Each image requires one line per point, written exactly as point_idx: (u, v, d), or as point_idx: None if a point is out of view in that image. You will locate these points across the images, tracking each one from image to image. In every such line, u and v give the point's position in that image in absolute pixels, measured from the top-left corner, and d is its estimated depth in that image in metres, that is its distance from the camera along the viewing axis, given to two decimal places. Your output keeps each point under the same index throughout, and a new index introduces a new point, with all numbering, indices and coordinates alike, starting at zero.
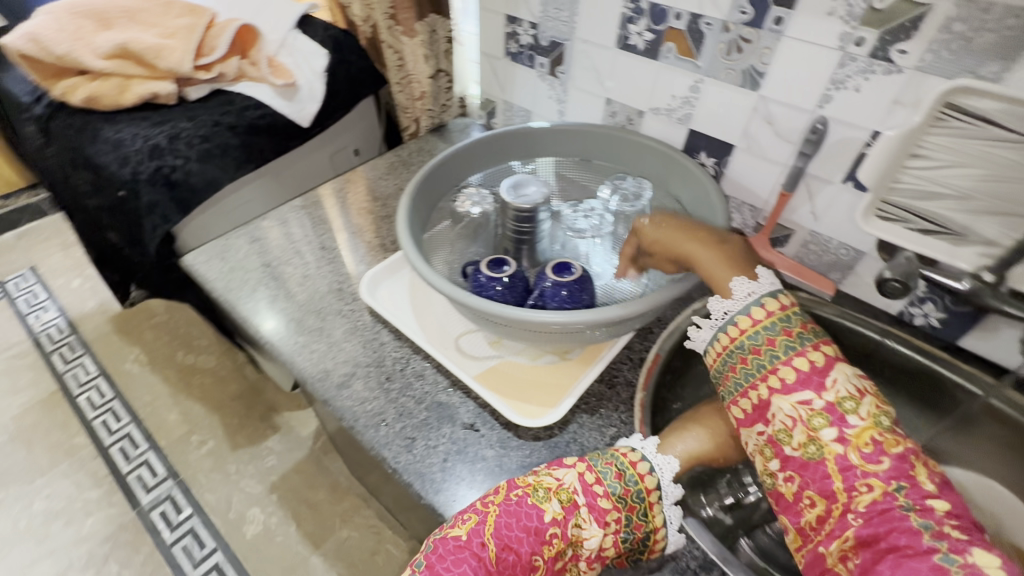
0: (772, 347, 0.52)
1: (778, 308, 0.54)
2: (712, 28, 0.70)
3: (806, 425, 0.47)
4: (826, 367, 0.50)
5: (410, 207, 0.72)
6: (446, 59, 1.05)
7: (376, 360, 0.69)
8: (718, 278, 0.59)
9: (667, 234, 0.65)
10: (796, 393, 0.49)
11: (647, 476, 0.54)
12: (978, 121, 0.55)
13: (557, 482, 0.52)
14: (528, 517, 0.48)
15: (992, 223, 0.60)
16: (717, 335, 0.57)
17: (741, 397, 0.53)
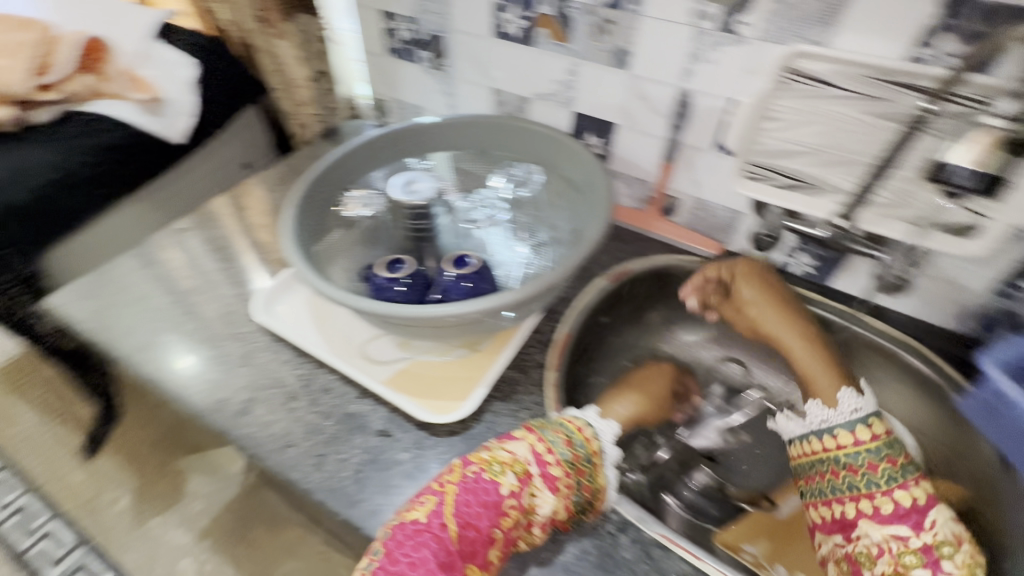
0: (870, 472, 0.54)
1: (874, 435, 0.56)
2: (578, 12, 0.72)
3: (894, 558, 0.50)
4: (926, 506, 0.53)
5: (297, 216, 0.69)
6: (323, 60, 1.02)
7: (277, 382, 0.65)
8: (819, 379, 0.62)
9: (769, 309, 0.68)
10: (892, 525, 0.52)
11: (592, 438, 0.56)
12: (814, 82, 0.61)
13: (511, 455, 0.52)
14: (485, 493, 0.49)
15: (840, 173, 0.65)
16: (812, 438, 0.59)
17: (822, 504, 0.55)
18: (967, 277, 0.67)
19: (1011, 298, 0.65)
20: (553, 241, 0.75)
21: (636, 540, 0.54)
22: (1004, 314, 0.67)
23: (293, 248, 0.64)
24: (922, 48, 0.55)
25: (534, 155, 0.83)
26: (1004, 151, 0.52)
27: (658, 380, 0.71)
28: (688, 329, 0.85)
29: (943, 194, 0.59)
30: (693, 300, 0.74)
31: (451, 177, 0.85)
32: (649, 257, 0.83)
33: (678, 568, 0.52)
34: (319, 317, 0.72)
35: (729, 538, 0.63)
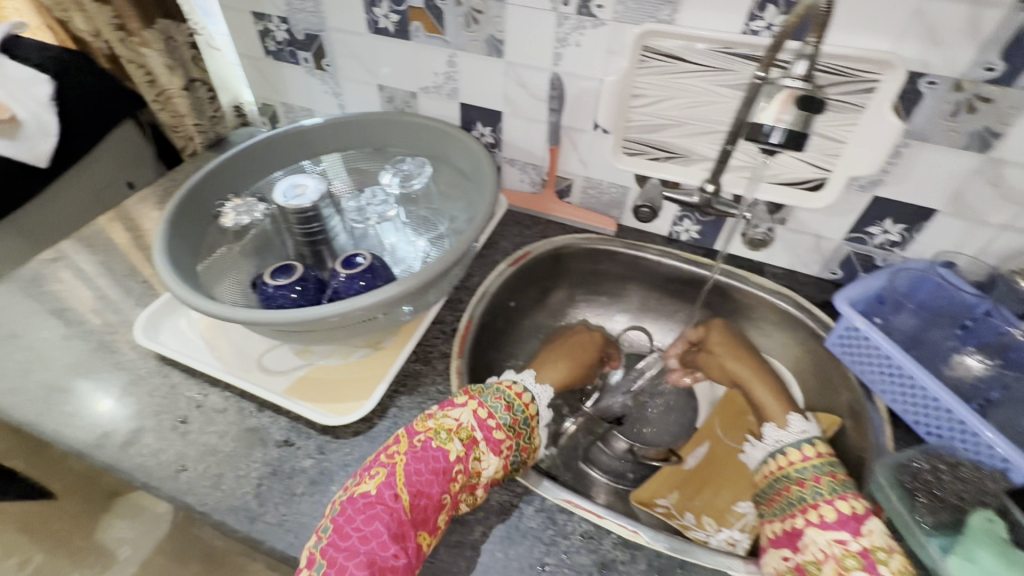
0: (818, 484, 0.54)
1: (817, 453, 0.57)
2: (447, 3, 0.72)
3: (838, 562, 0.48)
4: (865, 515, 0.51)
5: (171, 237, 0.66)
6: (197, 68, 0.97)
7: (168, 407, 0.62)
8: (773, 410, 0.67)
9: (727, 353, 0.75)
10: (833, 531, 0.50)
11: (530, 402, 0.61)
12: (667, 59, 0.65)
13: (456, 422, 0.55)
14: (434, 460, 0.51)
15: (705, 142, 0.71)
16: (768, 460, 0.60)
17: (777, 521, 0.54)
18: (825, 228, 0.73)
19: (863, 243, 0.73)
20: (452, 232, 0.76)
21: (541, 509, 0.56)
22: (860, 258, 0.74)
23: (168, 272, 0.61)
24: (753, 21, 0.59)
25: (425, 150, 0.85)
26: (800, 107, 0.46)
27: (587, 347, 0.77)
28: (592, 305, 0.89)
29: (762, 151, 0.69)
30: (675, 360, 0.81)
31: (345, 178, 0.84)
32: (548, 239, 0.85)
33: (579, 529, 0.55)
34: (212, 337, 0.70)
35: (644, 495, 0.69)
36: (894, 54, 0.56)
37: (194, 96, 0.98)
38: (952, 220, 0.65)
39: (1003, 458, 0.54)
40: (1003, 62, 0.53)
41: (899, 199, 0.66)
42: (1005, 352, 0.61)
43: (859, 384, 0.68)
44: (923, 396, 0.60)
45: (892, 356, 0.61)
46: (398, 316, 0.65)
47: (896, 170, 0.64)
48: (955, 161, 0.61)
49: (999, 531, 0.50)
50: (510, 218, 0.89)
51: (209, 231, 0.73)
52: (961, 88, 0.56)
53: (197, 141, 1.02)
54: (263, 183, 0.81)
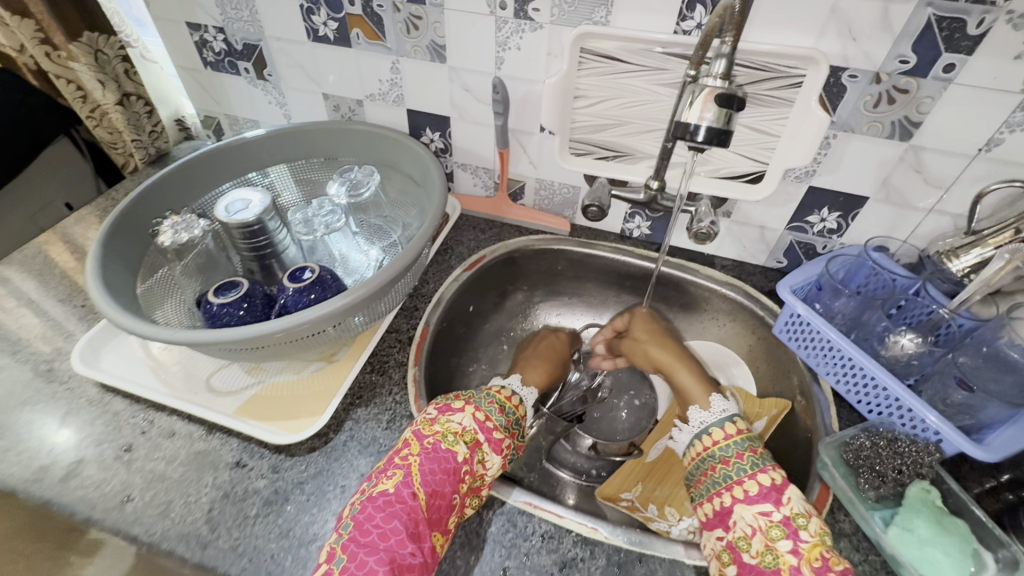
0: (739, 461, 0.56)
1: (738, 430, 0.60)
2: (385, 9, 0.71)
3: (764, 534, 0.50)
4: (782, 485, 0.53)
5: (105, 260, 0.63)
6: (132, 82, 0.93)
7: (110, 436, 0.60)
8: (696, 394, 0.68)
9: (650, 342, 0.78)
10: (758, 504, 0.52)
11: (519, 405, 0.65)
12: (605, 59, 0.67)
13: (460, 425, 0.56)
14: (445, 460, 0.52)
15: (648, 140, 0.73)
16: (694, 441, 0.62)
17: (707, 502, 0.56)
18: (768, 218, 0.76)
19: (803, 231, 0.75)
20: (405, 239, 0.78)
21: (501, 513, 0.56)
22: (802, 246, 0.77)
23: (103, 296, 0.59)
24: (684, 21, 0.61)
25: (373, 159, 0.84)
26: (721, 105, 0.48)
27: (560, 347, 0.81)
28: (551, 304, 0.90)
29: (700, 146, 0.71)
30: (601, 345, 0.84)
31: (294, 189, 0.85)
32: (503, 241, 0.85)
33: (539, 530, 0.55)
34: (160, 360, 0.68)
35: (608, 491, 0.69)
36: (816, 49, 0.58)
37: (129, 111, 0.93)
38: (882, 206, 0.69)
39: (935, 432, 0.57)
40: (915, 55, 0.55)
41: (833, 188, 0.69)
42: (935, 330, 0.63)
43: (804, 368, 0.70)
44: (862, 376, 0.62)
45: (832, 340, 0.64)
46: (349, 328, 0.64)
47: (828, 161, 0.67)
48: (881, 150, 0.63)
49: (934, 500, 0.53)
50: (465, 222, 0.89)
51: (148, 251, 0.70)
52: (880, 80, 0.58)
53: (137, 157, 0.97)
54: (205, 199, 0.78)
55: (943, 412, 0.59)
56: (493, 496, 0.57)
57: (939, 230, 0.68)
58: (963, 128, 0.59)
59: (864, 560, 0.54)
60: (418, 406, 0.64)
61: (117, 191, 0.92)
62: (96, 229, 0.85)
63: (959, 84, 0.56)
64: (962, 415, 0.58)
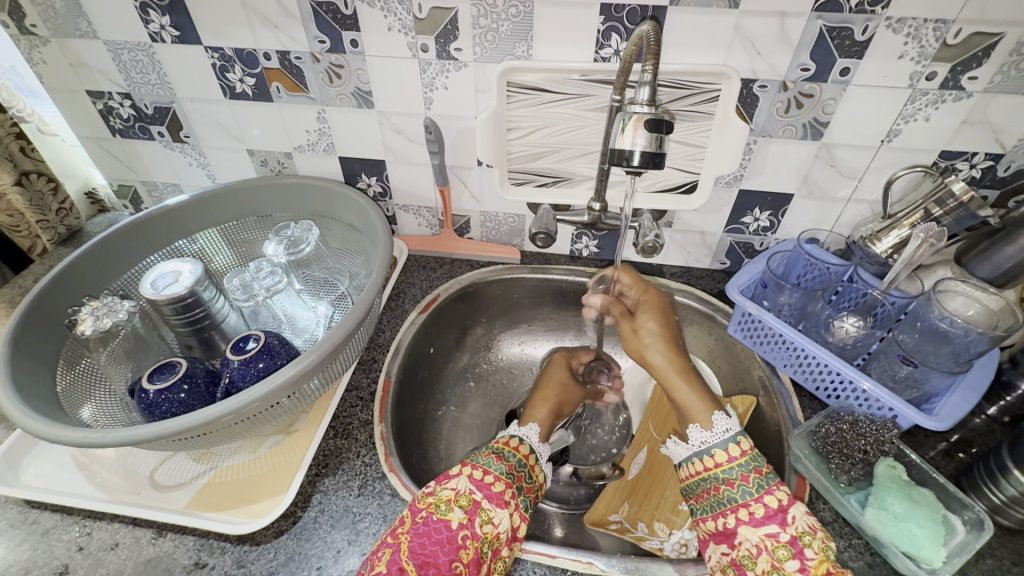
0: (745, 484, 0.54)
1: (742, 451, 0.56)
2: (304, 61, 0.70)
3: (771, 555, 0.49)
4: (788, 504, 0.52)
5: (16, 362, 0.57)
6: (30, 159, 0.83)
7: (41, 560, 0.53)
8: (696, 407, 0.61)
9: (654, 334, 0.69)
10: (764, 526, 0.51)
11: (521, 445, 0.60)
12: (532, 91, 0.68)
13: (454, 491, 0.53)
14: (437, 531, 0.49)
15: (584, 163, 0.75)
16: (693, 459, 0.58)
17: (710, 519, 0.55)
18: (706, 224, 0.79)
19: (741, 232, 0.79)
20: (355, 289, 0.76)
21: None
22: (742, 246, 0.81)
23: (14, 403, 0.52)
24: (602, 49, 0.63)
25: (309, 211, 0.81)
26: (651, 130, 0.50)
27: (560, 371, 0.77)
28: (511, 334, 0.89)
29: None
30: (597, 301, 0.76)
31: (227, 252, 0.81)
32: (456, 278, 0.84)
33: None
34: (93, 461, 0.61)
35: (596, 516, 0.69)
36: (726, 65, 0.61)
37: (30, 191, 0.85)
38: (807, 200, 0.73)
39: (890, 408, 0.60)
40: (814, 63, 0.60)
41: (761, 189, 0.73)
42: (873, 310, 0.68)
43: (762, 361, 0.72)
44: (816, 364, 0.65)
45: (783, 333, 0.66)
46: (306, 393, 0.60)
47: (752, 165, 0.71)
48: (797, 150, 0.68)
49: (901, 474, 0.56)
50: (415, 263, 0.87)
51: (64, 342, 0.63)
52: (787, 88, 0.62)
53: (45, 239, 0.90)
54: (127, 275, 0.73)
55: (893, 387, 0.63)
56: None
57: (860, 216, 0.73)
58: (866, 123, 0.64)
59: (848, 545, 0.56)
60: (388, 465, 0.61)
61: (25, 277, 0.84)
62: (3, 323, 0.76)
63: (856, 85, 0.61)
64: (910, 389, 0.62)
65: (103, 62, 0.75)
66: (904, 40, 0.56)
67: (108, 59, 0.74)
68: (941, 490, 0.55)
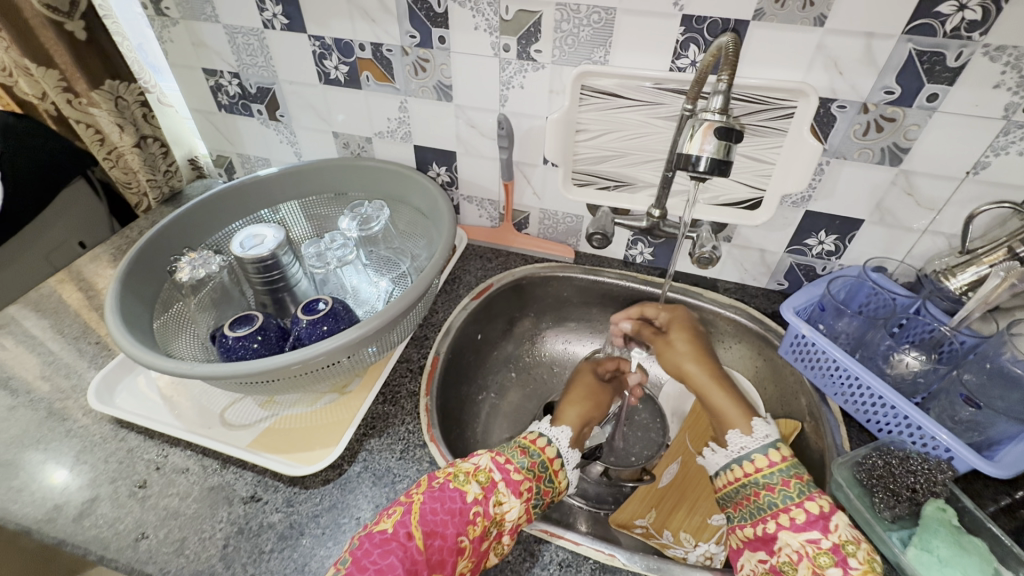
0: (786, 488, 0.54)
1: (783, 457, 0.57)
2: (394, 53, 0.75)
3: (812, 561, 0.49)
4: (829, 512, 0.52)
5: (123, 294, 0.65)
6: (149, 125, 0.96)
7: (124, 472, 0.60)
8: (733, 415, 0.63)
9: (688, 355, 0.72)
10: (805, 532, 0.51)
11: (547, 447, 0.61)
12: (605, 95, 0.70)
13: (474, 465, 0.56)
14: (451, 500, 0.51)
15: (648, 170, 0.76)
16: (733, 464, 0.59)
17: (748, 525, 0.55)
18: (767, 242, 0.78)
19: (803, 254, 0.78)
20: (414, 270, 0.81)
21: (518, 541, 0.57)
22: (802, 268, 0.79)
23: (121, 332, 0.60)
24: (679, 59, 0.64)
25: (382, 194, 0.87)
26: (721, 137, 0.50)
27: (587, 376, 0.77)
28: (557, 331, 0.91)
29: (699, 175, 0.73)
30: (627, 323, 0.78)
31: (303, 223, 0.88)
32: (510, 270, 0.87)
33: (556, 558, 0.55)
34: (172, 395, 0.68)
35: (622, 518, 0.69)
36: (805, 83, 0.61)
37: (146, 153, 0.96)
38: (877, 227, 0.71)
39: (947, 449, 0.58)
40: (900, 86, 0.58)
41: (829, 212, 0.72)
42: (939, 348, 0.66)
43: (811, 388, 0.71)
44: (869, 396, 0.63)
45: (838, 360, 0.65)
46: (363, 356, 0.65)
47: (822, 187, 0.69)
48: (872, 175, 0.66)
49: (952, 519, 0.53)
50: (472, 252, 0.91)
51: (162, 287, 0.72)
52: (867, 110, 0.61)
53: (151, 197, 1.01)
54: (219, 235, 0.81)
55: (953, 428, 0.60)
56: None
57: (934, 250, 0.70)
58: (950, 153, 0.61)
59: None
60: (431, 436, 0.64)
61: (131, 230, 0.95)
62: (110, 267, 0.87)
63: (942, 113, 0.59)
64: (971, 431, 0.59)
65: (220, 43, 0.84)
66: (1001, 70, 0.54)
67: (225, 41, 0.83)
68: (995, 543, 0.52)
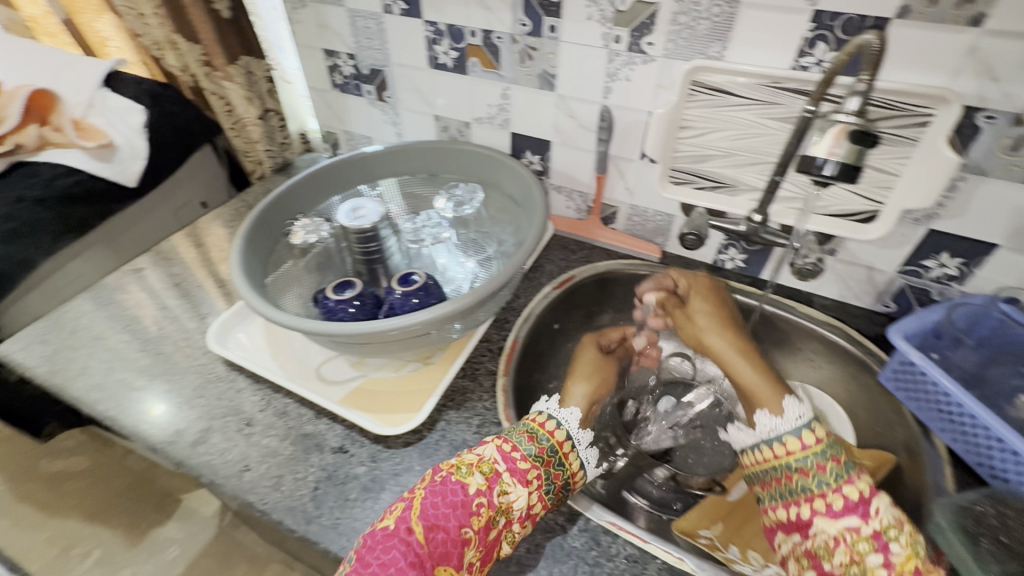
0: (820, 473, 0.51)
1: (817, 439, 0.53)
2: (503, 40, 0.77)
3: (850, 548, 0.48)
4: (870, 496, 0.50)
5: (245, 249, 0.72)
6: (272, 99, 1.06)
7: (233, 410, 0.67)
8: (762, 391, 0.59)
9: (707, 323, 0.68)
10: (843, 519, 0.49)
11: (557, 431, 0.57)
12: (715, 92, 0.68)
13: (478, 456, 0.54)
14: (453, 493, 0.50)
15: (753, 173, 0.73)
16: (761, 446, 0.56)
17: (779, 508, 0.53)
18: (876, 259, 0.73)
19: (918, 276, 0.71)
20: (500, 253, 0.80)
21: (585, 529, 0.57)
22: (916, 291, 0.73)
23: (242, 281, 0.67)
24: (803, 57, 0.61)
25: (477, 177, 0.89)
26: (853, 141, 0.48)
27: (588, 352, 0.71)
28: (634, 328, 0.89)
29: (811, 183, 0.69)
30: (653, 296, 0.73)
31: (399, 201, 0.89)
32: (593, 264, 0.87)
33: (624, 552, 0.55)
34: (275, 346, 0.75)
35: (685, 525, 0.66)
36: (949, 88, 0.56)
37: (268, 125, 1.08)
38: (1014, 254, 0.64)
39: None
40: None
41: (957, 232, 0.65)
42: None
43: (913, 421, 0.66)
44: (984, 437, 0.57)
45: (951, 393, 0.59)
46: (450, 330, 0.68)
47: (952, 205, 0.63)
48: (1016, 196, 0.60)
49: None
50: (556, 242, 0.92)
51: (276, 246, 0.79)
52: (1022, 123, 0.55)
53: (266, 164, 1.11)
54: (326, 205, 0.86)
55: None
56: (576, 512, 0.58)
57: None
58: None
59: None
60: (506, 415, 0.66)
61: (247, 194, 1.04)
62: (228, 226, 0.96)
63: None
64: None
65: (342, 26, 0.89)
66: None
67: (347, 24, 0.89)
68: None
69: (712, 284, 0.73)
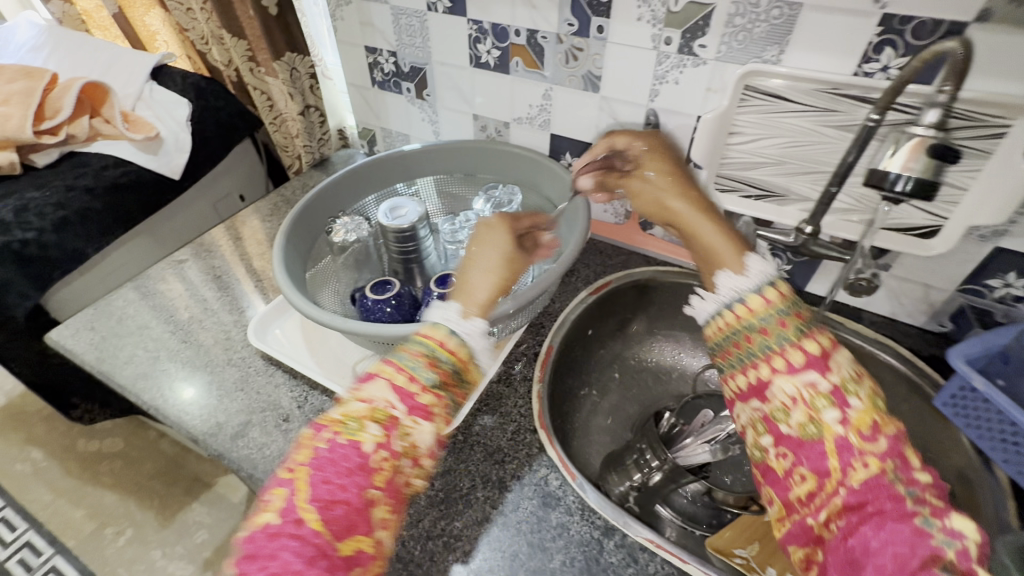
0: (782, 329, 0.44)
1: (779, 295, 0.45)
2: (548, 40, 0.76)
3: (806, 405, 0.41)
4: (831, 349, 0.43)
5: (286, 246, 0.72)
6: (313, 95, 1.07)
7: (271, 405, 0.68)
8: (720, 249, 0.50)
9: (663, 184, 0.56)
10: (801, 374, 0.42)
11: (454, 343, 0.47)
12: (771, 98, 0.65)
13: (367, 402, 0.43)
14: (345, 459, 0.40)
15: (804, 182, 0.70)
16: (718, 314, 0.47)
17: (738, 374, 0.45)
18: (934, 277, 0.69)
19: (979, 296, 0.67)
20: None
21: (621, 545, 0.55)
22: (977, 312, 0.69)
23: (283, 275, 0.67)
24: (868, 63, 0.58)
25: (514, 178, 0.89)
26: (930, 156, 0.45)
27: (498, 236, 0.56)
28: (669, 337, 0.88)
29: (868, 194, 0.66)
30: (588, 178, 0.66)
31: (435, 200, 0.92)
32: (630, 269, 0.86)
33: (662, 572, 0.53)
34: (312, 342, 0.75)
35: (719, 544, 0.62)
36: None
37: (307, 120, 1.07)
38: None
39: None
40: None
41: None
42: None
43: (971, 448, 0.62)
44: None
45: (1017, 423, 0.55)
46: (487, 335, 0.67)
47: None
48: None
49: None
50: (592, 247, 0.91)
51: (316, 243, 0.79)
52: None
53: (304, 160, 1.11)
54: (364, 202, 0.86)
55: None
56: (612, 527, 0.56)
57: None
58: None
59: None
60: (541, 423, 0.65)
61: (285, 189, 1.05)
62: (267, 220, 0.97)
63: None
64: None
65: (385, 23, 0.89)
66: None
67: (389, 21, 0.88)
68: None
69: (664, 142, 0.60)
